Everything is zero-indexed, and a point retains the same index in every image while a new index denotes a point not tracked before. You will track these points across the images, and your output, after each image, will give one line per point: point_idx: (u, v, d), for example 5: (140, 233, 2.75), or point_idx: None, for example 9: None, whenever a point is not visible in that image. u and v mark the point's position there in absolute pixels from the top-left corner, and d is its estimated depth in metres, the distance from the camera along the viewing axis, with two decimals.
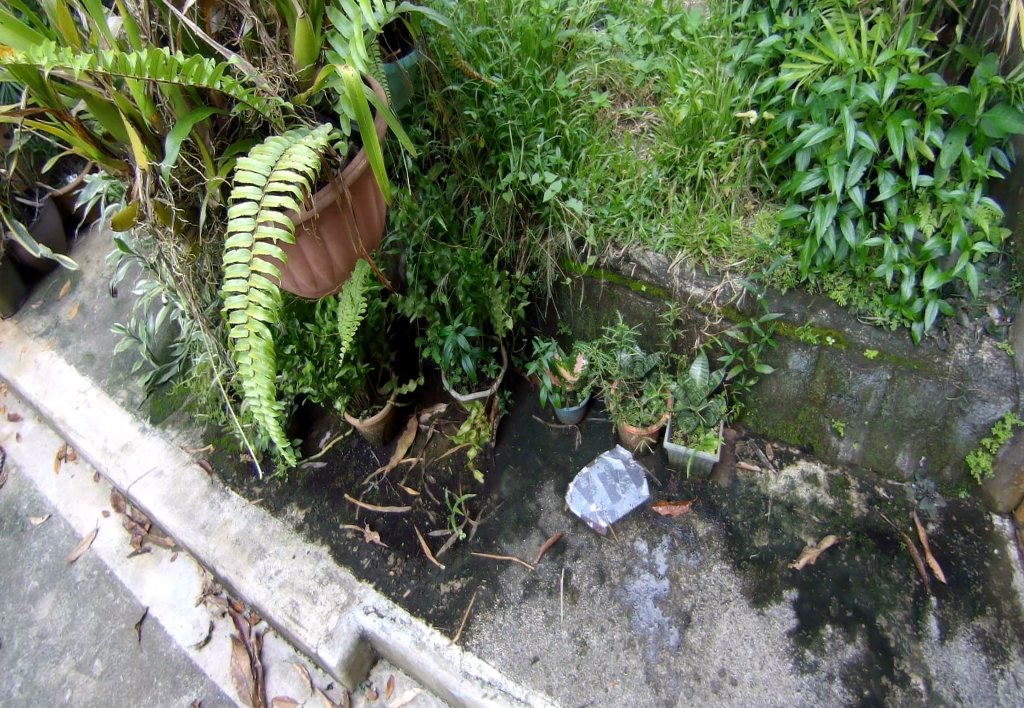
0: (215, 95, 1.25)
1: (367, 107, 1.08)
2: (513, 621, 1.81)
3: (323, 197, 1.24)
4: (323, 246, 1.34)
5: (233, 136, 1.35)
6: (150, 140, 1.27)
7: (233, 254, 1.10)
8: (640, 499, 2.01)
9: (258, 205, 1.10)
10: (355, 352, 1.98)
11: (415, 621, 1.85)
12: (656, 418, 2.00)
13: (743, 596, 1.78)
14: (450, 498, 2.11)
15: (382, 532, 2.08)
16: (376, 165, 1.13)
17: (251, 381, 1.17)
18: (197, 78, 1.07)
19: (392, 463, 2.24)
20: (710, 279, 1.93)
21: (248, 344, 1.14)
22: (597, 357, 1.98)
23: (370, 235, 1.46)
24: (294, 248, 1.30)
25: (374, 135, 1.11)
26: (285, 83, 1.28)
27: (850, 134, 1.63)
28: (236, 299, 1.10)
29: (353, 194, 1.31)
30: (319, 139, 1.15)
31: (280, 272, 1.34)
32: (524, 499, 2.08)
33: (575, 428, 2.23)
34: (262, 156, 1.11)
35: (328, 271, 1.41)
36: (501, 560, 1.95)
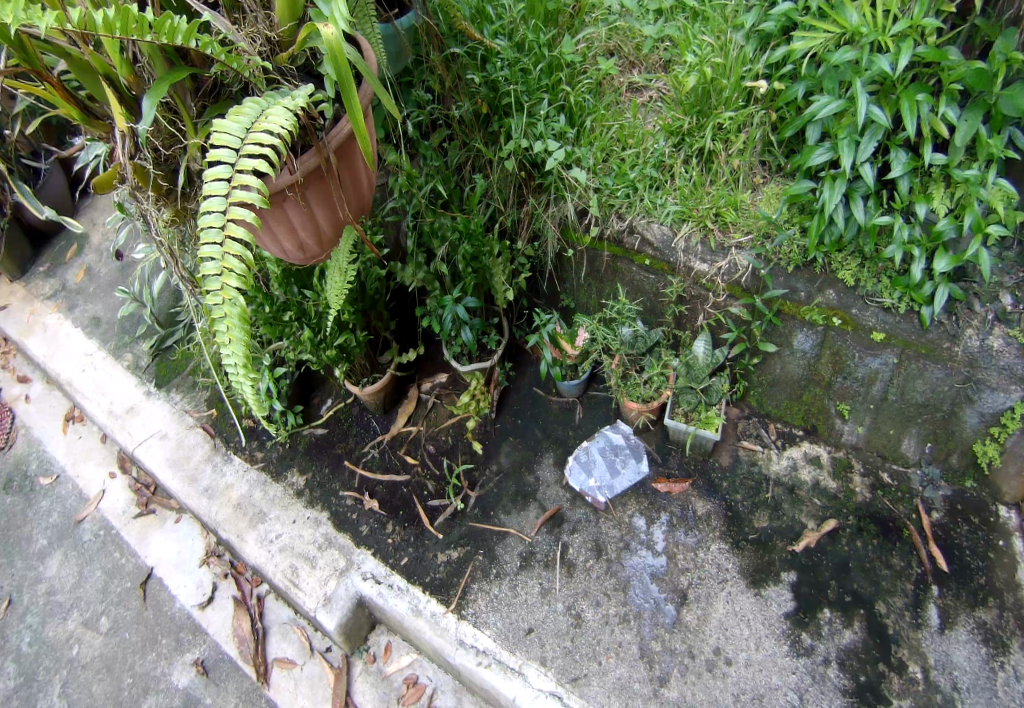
0: (195, 55, 1.22)
1: (348, 65, 1.04)
2: (509, 593, 1.81)
3: (307, 160, 1.20)
4: (309, 211, 1.31)
5: (215, 97, 1.30)
6: (128, 101, 1.24)
7: (207, 217, 1.07)
8: (639, 475, 1.99)
9: (233, 168, 1.07)
10: (354, 320, 1.96)
11: (412, 588, 1.87)
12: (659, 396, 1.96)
13: (741, 576, 1.76)
14: (450, 467, 2.12)
15: (382, 500, 2.10)
16: (358, 128, 1.10)
17: (227, 348, 1.15)
18: (170, 35, 1.03)
19: (392, 432, 2.25)
20: (716, 255, 1.90)
21: (223, 310, 1.12)
22: (598, 331, 1.97)
23: (360, 202, 1.43)
24: (279, 212, 1.27)
25: (355, 98, 1.06)
26: (266, 44, 1.25)
27: (861, 108, 1.57)
28: (210, 264, 1.08)
29: (340, 159, 1.27)
30: (298, 101, 1.11)
31: (265, 237, 1.32)
32: (523, 471, 2.08)
33: (576, 402, 2.22)
34: (239, 118, 1.08)
35: (315, 237, 1.39)
36: (498, 531, 1.95)
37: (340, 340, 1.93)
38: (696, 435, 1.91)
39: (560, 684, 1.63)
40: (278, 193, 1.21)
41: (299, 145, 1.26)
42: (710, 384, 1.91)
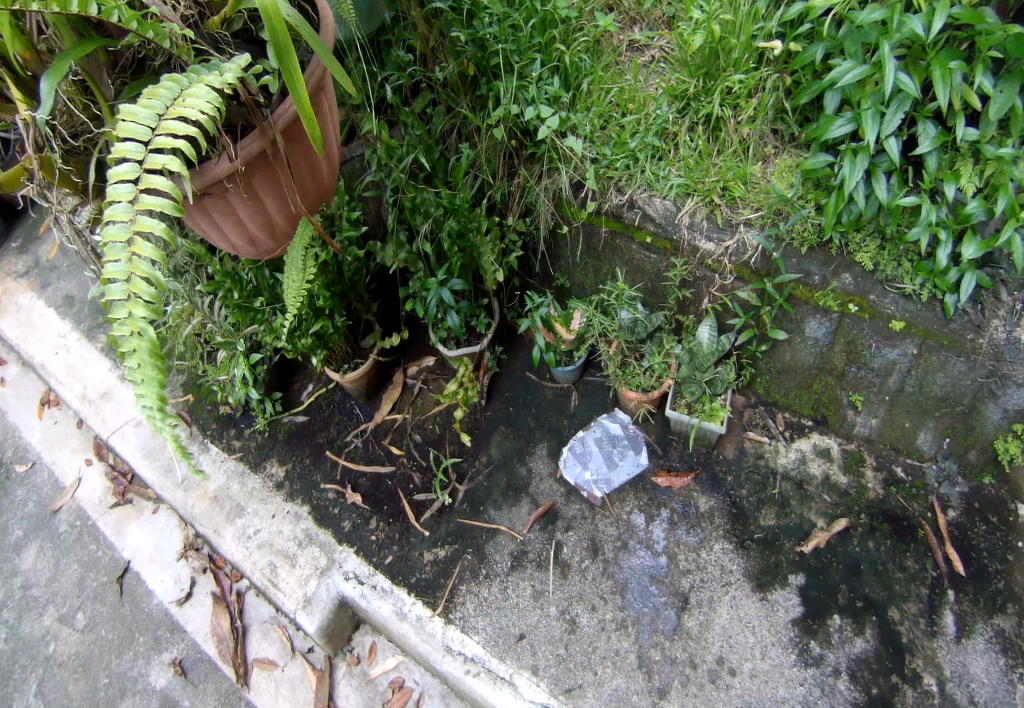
0: (108, 26, 1.05)
1: (286, 31, 0.88)
2: (499, 595, 1.69)
3: (249, 145, 1.05)
4: (257, 200, 1.16)
5: (137, 72, 1.14)
6: (28, 82, 1.10)
7: (111, 228, 0.93)
8: (639, 467, 1.89)
9: (140, 167, 0.92)
10: (331, 305, 1.80)
11: (397, 589, 1.76)
12: (660, 384, 1.83)
13: (745, 579, 1.66)
14: (437, 459, 2.00)
15: (365, 493, 1.98)
16: (301, 111, 0.94)
17: (139, 389, 1.00)
18: (63, 3, 0.88)
19: (376, 420, 2.12)
20: (724, 233, 1.74)
21: (132, 344, 0.97)
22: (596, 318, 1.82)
23: (319, 191, 1.29)
24: (221, 203, 1.13)
25: (297, 71, 0.91)
26: (193, 7, 1.09)
27: (889, 76, 1.41)
28: (115, 287, 0.93)
29: (290, 142, 1.12)
30: (226, 77, 0.96)
31: (208, 230, 1.18)
32: (515, 463, 1.96)
33: (572, 389, 2.08)
34: (151, 102, 0.93)
35: (269, 230, 1.25)
36: (488, 528, 1.83)
37: (315, 329, 1.77)
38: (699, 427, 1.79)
39: (553, 695, 1.52)
40: (216, 183, 1.06)
41: (242, 125, 1.10)
42: (714, 372, 1.78)
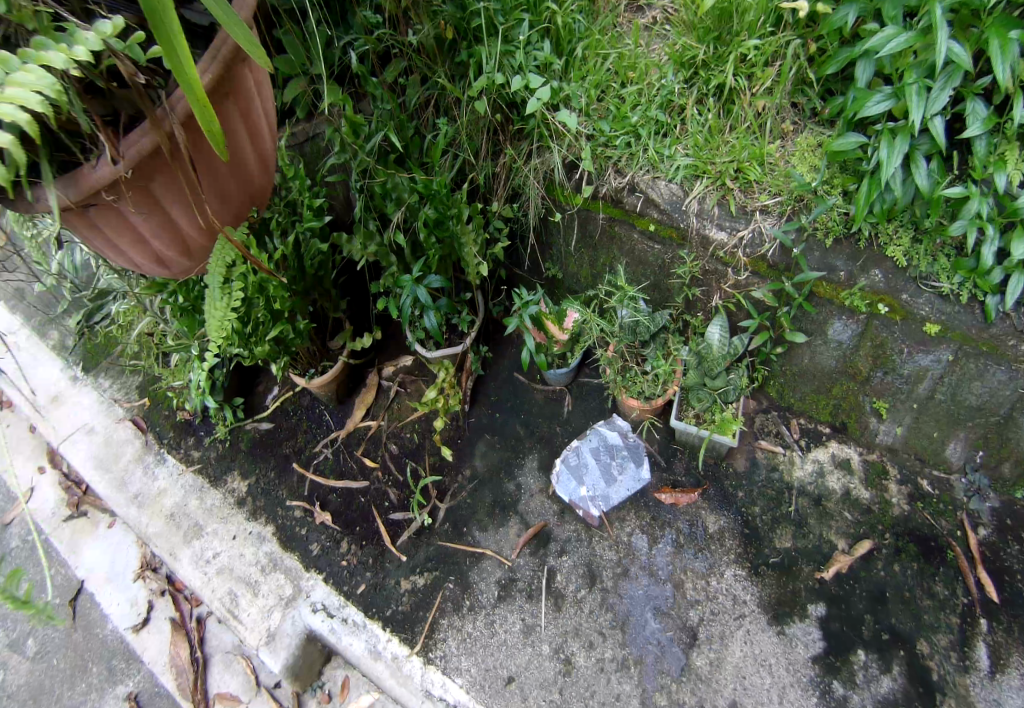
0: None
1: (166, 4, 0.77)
2: (485, 631, 1.51)
3: (134, 145, 0.91)
4: (157, 211, 1.03)
5: None
6: None
7: None
8: (640, 482, 1.70)
9: None
10: (292, 307, 1.58)
11: (371, 624, 1.57)
12: (664, 392, 1.63)
13: (760, 610, 1.50)
14: (416, 473, 1.81)
15: (336, 512, 1.79)
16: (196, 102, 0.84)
17: None
18: None
19: (347, 428, 1.92)
20: (737, 221, 1.53)
21: None
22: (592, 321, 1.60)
23: (239, 198, 1.16)
24: (112, 215, 1.00)
25: (180, 50, 0.79)
26: None
27: (942, 44, 1.20)
28: None
29: (190, 140, 0.98)
30: (84, 56, 0.82)
31: (102, 245, 1.06)
32: (502, 477, 1.77)
33: (565, 393, 1.89)
34: None
35: (180, 246, 1.12)
36: (472, 553, 1.64)
37: (273, 335, 1.56)
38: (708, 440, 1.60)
39: None
40: (99, 193, 0.94)
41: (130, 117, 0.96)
42: (724, 379, 1.59)
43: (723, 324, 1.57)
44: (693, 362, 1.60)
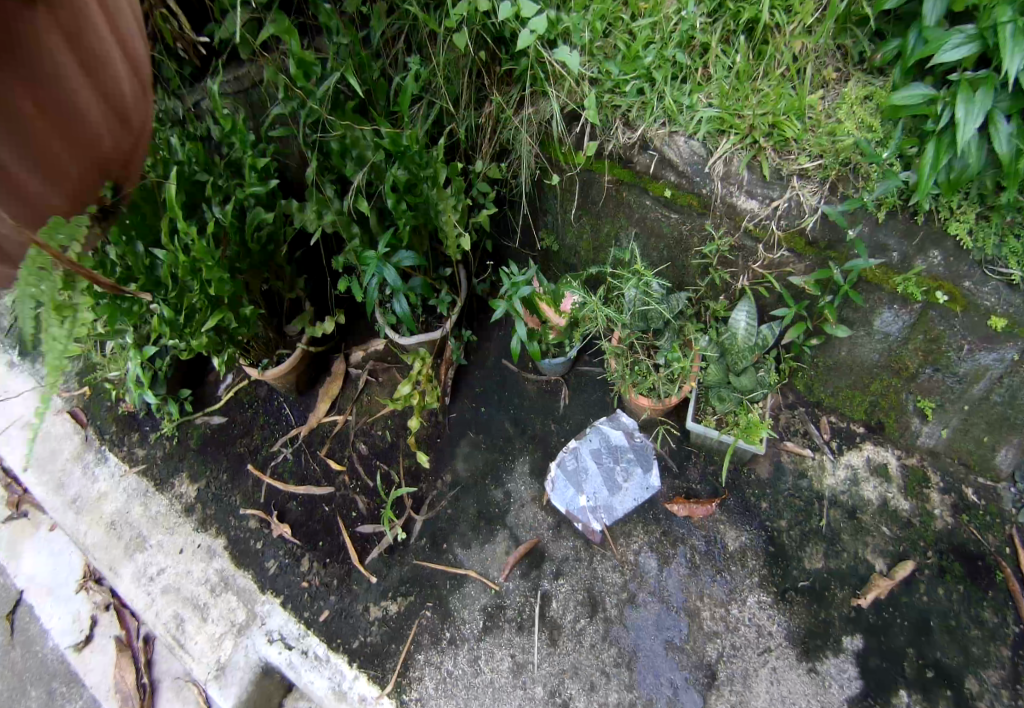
0: None
1: None
2: (467, 670, 1.30)
3: None
4: None
5: None
6: None
7: None
8: (648, 490, 1.48)
9: None
10: (234, 292, 1.32)
11: (335, 658, 1.35)
12: (678, 389, 1.38)
13: (788, 644, 1.31)
14: (389, 478, 1.57)
15: (296, 523, 1.54)
16: None
17: None
18: None
19: (311, 424, 1.65)
20: (771, 187, 1.26)
21: None
22: (596, 308, 1.33)
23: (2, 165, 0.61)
24: None
25: None
26: None
27: None
28: None
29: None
30: None
31: None
32: (488, 485, 1.53)
33: (560, 384, 1.64)
34: None
35: None
36: (453, 575, 1.41)
37: (210, 324, 1.29)
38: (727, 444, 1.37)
39: None
40: None
41: None
42: (749, 375, 1.34)
43: (750, 311, 1.32)
44: (719, 362, 1.36)
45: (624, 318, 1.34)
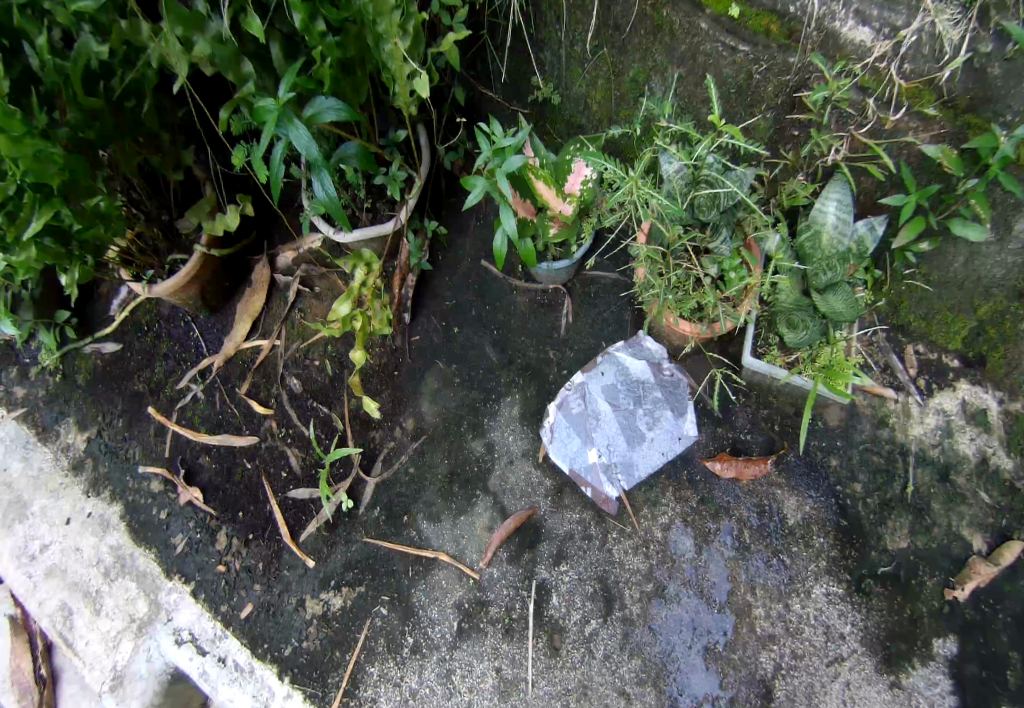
0: None
1: None
2: (438, 691, 0.96)
3: None
4: None
5: None
6: None
7: None
8: (681, 442, 1.08)
9: None
10: (77, 177, 0.85)
11: (260, 667, 1.00)
12: (737, 315, 0.96)
13: (864, 647, 0.99)
14: (332, 421, 1.08)
15: (207, 485, 1.10)
16: None
17: None
18: None
19: (227, 354, 1.13)
20: (895, 8, 0.79)
21: None
22: (640, 192, 0.88)
23: None
24: None
25: None
26: None
27: None
28: None
29: None
30: None
31: None
32: (463, 432, 1.08)
33: (563, 296, 1.13)
34: None
35: None
36: (418, 559, 1.03)
37: (38, 228, 0.85)
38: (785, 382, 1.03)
39: None
40: None
41: None
42: (845, 295, 0.94)
43: (841, 199, 0.90)
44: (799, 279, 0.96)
45: (677, 206, 0.89)
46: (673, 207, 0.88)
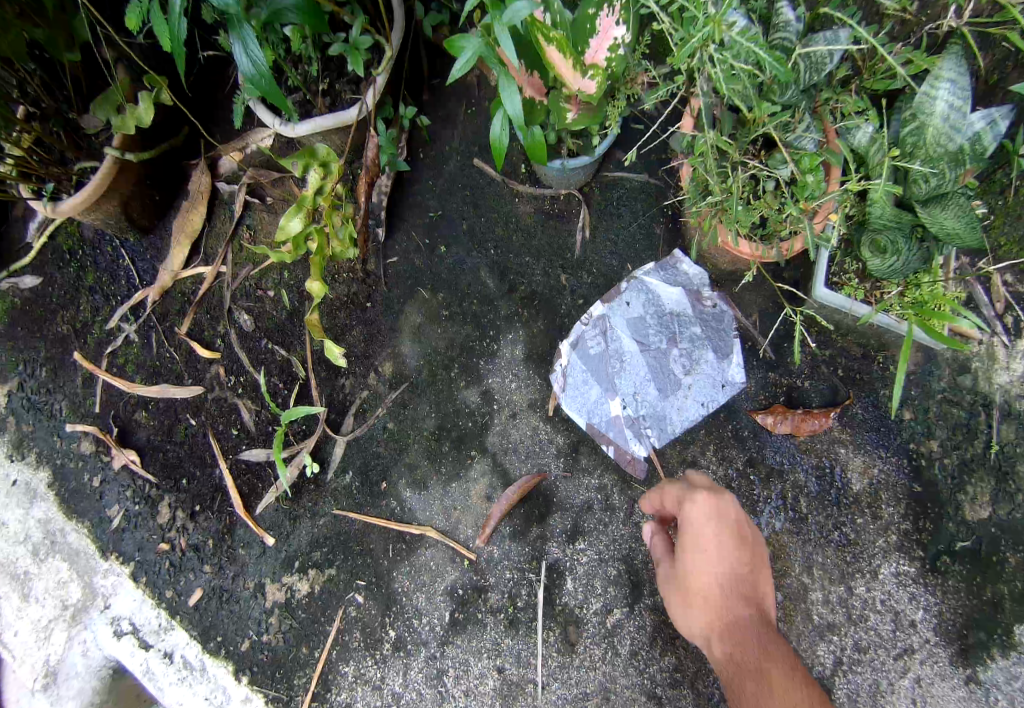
0: None
1: None
2: (427, 696, 0.81)
3: None
4: None
5: None
6: None
7: None
8: (725, 389, 0.86)
9: None
10: None
11: (214, 666, 0.83)
12: (816, 235, 0.72)
13: (938, 638, 0.83)
14: (290, 366, 0.86)
15: (139, 447, 0.88)
16: None
17: None
18: None
19: (162, 286, 0.88)
20: None
21: None
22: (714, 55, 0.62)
23: None
24: None
25: None
26: None
27: None
28: None
29: None
30: None
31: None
32: (455, 383, 0.87)
33: (580, 206, 0.89)
34: None
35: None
36: (401, 536, 0.84)
37: None
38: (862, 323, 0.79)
39: None
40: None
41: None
42: (959, 210, 0.69)
43: (959, 80, 0.66)
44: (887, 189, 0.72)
45: (786, 66, 0.63)
46: (779, 67, 0.62)
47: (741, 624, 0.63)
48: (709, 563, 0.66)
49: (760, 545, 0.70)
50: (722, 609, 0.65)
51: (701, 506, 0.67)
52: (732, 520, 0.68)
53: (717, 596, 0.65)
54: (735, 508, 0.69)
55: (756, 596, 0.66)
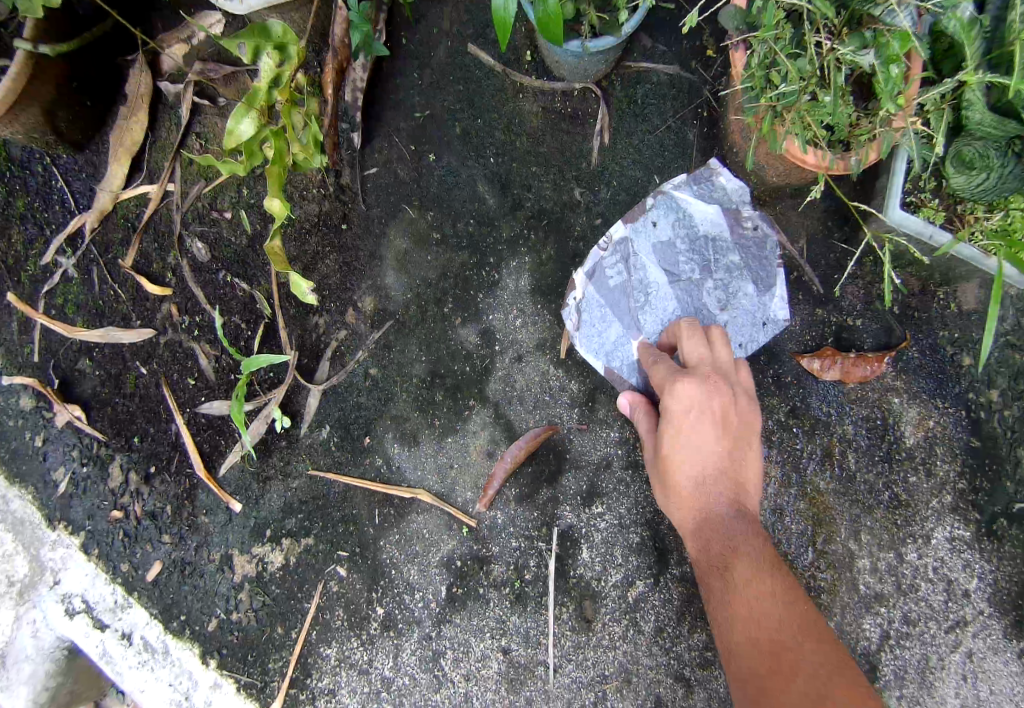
0: None
1: None
2: (421, 681, 0.70)
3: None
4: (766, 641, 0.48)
5: None
6: None
7: None
8: (765, 328, 0.73)
9: None
10: None
11: (178, 648, 0.72)
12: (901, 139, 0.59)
13: (996, 610, 0.73)
14: (254, 304, 0.74)
15: (79, 401, 0.75)
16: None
17: None
18: None
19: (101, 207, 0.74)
20: None
21: None
22: None
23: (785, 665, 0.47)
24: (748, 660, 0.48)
25: None
26: None
27: None
28: None
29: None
30: None
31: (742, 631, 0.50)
32: (448, 323, 0.74)
33: (597, 108, 0.75)
34: None
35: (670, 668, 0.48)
36: (388, 501, 0.73)
37: None
38: (940, 254, 0.67)
39: None
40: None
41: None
42: None
43: None
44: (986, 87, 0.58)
45: None
46: None
47: (715, 521, 0.56)
48: (689, 450, 0.58)
49: (754, 431, 0.61)
50: (701, 501, 0.58)
51: (676, 394, 0.59)
52: (715, 407, 0.59)
53: (692, 491, 0.58)
54: (722, 393, 0.60)
55: (736, 487, 0.58)
